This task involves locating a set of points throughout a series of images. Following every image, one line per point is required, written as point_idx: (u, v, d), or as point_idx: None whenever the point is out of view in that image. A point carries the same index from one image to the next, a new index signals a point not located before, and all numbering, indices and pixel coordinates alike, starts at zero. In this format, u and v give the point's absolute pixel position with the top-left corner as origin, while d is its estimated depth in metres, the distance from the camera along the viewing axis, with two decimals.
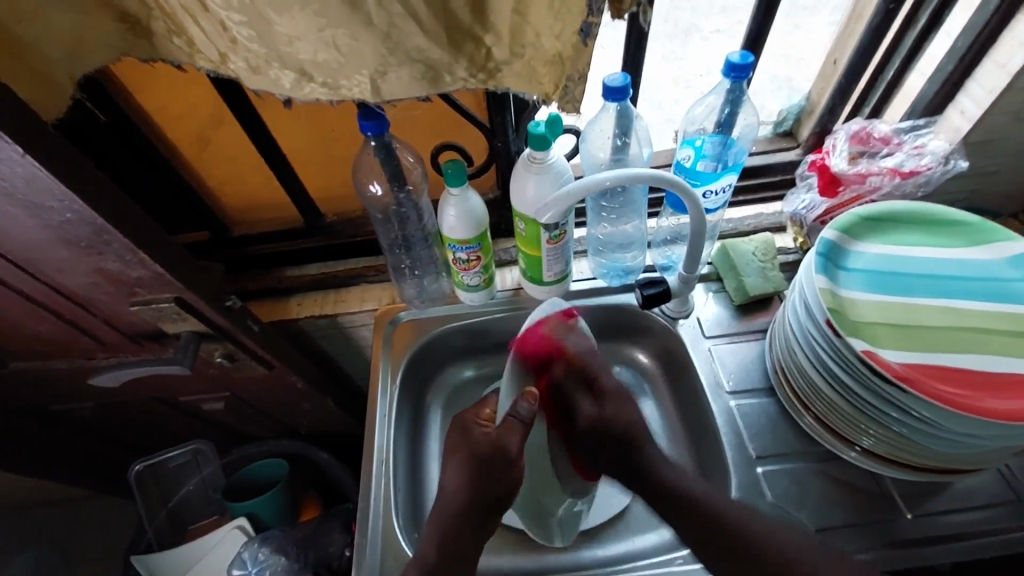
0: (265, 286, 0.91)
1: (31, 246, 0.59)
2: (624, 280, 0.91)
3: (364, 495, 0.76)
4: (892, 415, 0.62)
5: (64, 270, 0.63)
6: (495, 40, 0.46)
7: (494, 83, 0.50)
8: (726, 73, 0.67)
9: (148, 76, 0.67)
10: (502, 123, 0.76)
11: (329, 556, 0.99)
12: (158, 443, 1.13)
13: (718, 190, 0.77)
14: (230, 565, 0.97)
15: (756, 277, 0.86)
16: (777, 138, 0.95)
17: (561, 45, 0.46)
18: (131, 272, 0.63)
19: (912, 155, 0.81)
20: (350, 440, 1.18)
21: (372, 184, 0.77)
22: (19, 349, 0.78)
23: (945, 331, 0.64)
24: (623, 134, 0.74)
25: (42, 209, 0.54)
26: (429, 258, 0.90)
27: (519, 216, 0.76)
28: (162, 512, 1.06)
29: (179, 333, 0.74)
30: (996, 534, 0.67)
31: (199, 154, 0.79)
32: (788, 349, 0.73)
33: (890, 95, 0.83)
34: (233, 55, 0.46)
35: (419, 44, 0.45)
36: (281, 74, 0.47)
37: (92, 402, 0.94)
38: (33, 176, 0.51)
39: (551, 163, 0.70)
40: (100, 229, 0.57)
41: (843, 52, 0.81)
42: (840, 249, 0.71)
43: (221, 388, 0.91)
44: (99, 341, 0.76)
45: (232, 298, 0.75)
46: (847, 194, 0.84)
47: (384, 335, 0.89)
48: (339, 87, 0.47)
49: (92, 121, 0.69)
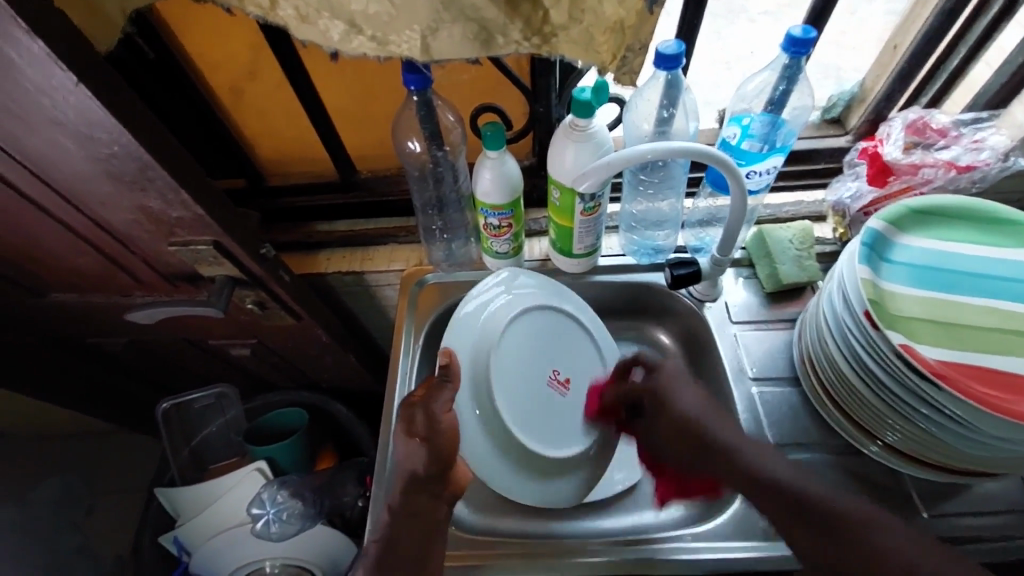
0: (294, 239, 0.92)
1: (75, 179, 0.60)
2: (653, 259, 0.90)
3: (382, 450, 0.77)
4: (923, 413, 0.60)
5: (106, 204, 0.64)
6: (554, 2, 0.45)
7: (548, 50, 0.48)
8: (786, 48, 0.64)
9: (194, 15, 0.66)
10: (546, 86, 0.74)
11: (343, 505, 1.04)
12: (183, 384, 1.17)
13: (762, 171, 0.76)
14: (248, 504, 1.00)
15: (791, 265, 0.84)
16: (824, 125, 0.92)
17: (624, 12, 0.46)
18: (171, 211, 0.64)
19: (969, 149, 0.77)
20: (368, 397, 1.21)
21: (410, 140, 0.76)
22: (59, 281, 0.80)
23: (987, 332, 0.63)
24: (669, 106, 0.72)
25: (90, 141, 0.55)
26: (460, 221, 0.90)
27: (555, 184, 0.75)
28: (184, 450, 1.10)
29: (213, 276, 0.75)
30: (1011, 539, 0.67)
31: (239, 101, 0.78)
32: (819, 339, 0.71)
33: (953, 85, 0.79)
34: (284, 1, 0.45)
35: (475, 1, 0.44)
36: (331, 24, 0.46)
37: (124, 338, 0.97)
38: (83, 106, 0.51)
39: (593, 131, 0.69)
40: (145, 165, 0.58)
41: (905, 38, 0.77)
42: (885, 240, 0.69)
43: (248, 335, 0.93)
44: (135, 280, 0.78)
45: (266, 247, 0.76)
46: (897, 185, 0.81)
47: (410, 296, 0.89)
48: (388, 42, 0.46)
49: (139, 58, 0.68)
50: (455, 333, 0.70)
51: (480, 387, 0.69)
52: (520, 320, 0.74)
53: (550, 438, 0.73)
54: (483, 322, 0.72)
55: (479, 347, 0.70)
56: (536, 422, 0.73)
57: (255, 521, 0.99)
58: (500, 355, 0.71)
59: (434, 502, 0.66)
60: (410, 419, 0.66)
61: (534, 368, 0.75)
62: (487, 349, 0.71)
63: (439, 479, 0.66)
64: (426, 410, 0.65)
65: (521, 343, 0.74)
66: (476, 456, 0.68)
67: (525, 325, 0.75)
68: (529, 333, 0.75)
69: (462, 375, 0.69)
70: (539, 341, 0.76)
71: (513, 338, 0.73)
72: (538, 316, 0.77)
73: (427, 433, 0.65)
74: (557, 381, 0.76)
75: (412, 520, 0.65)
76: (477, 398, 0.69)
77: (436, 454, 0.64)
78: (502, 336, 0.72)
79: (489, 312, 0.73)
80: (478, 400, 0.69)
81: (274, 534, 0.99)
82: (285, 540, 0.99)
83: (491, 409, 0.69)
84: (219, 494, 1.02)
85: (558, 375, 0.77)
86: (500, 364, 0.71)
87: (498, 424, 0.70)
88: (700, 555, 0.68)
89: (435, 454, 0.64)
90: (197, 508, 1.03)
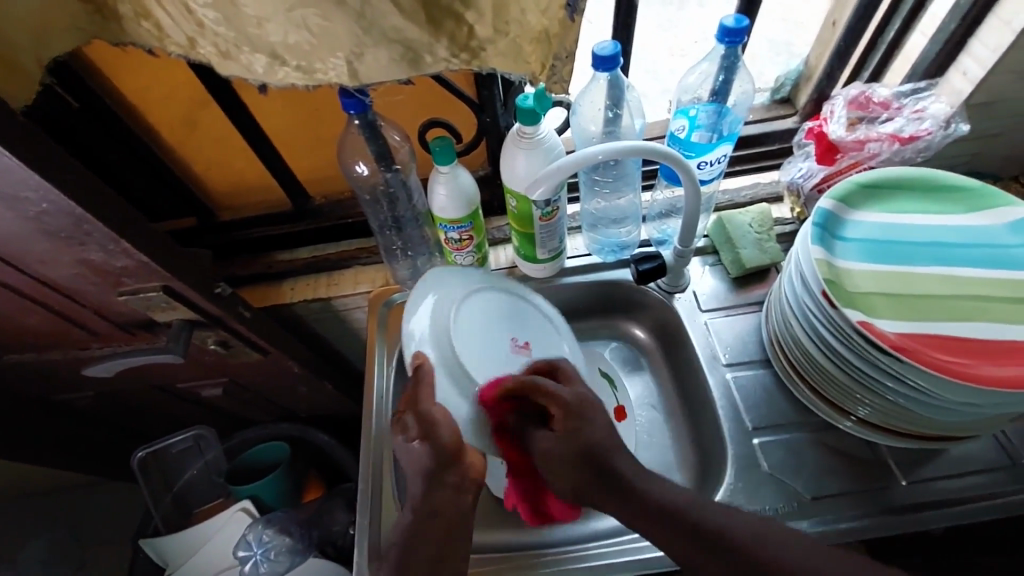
0: (254, 271, 0.90)
1: (7, 240, 0.58)
2: (619, 256, 0.90)
3: (365, 478, 0.76)
4: (888, 386, 0.61)
5: (44, 262, 0.62)
6: (477, 16, 0.44)
7: (477, 64, 0.47)
8: (720, 38, 0.64)
9: (119, 58, 0.64)
10: (490, 97, 0.73)
11: (333, 534, 1.02)
12: (160, 430, 1.14)
13: (713, 161, 0.76)
14: (235, 547, 0.98)
15: (753, 249, 0.85)
16: (774, 105, 0.92)
17: (548, 22, 0.46)
18: (115, 261, 0.62)
19: (912, 119, 0.78)
20: (351, 421, 1.19)
21: (358, 164, 0.75)
22: (10, 341, 0.78)
23: (943, 299, 0.64)
24: (614, 106, 0.72)
25: (16, 200, 0.53)
26: (421, 238, 0.89)
27: (511, 193, 0.75)
28: (167, 498, 1.07)
29: (170, 321, 0.73)
30: (989, 498, 0.68)
31: (180, 139, 0.77)
32: (785, 323, 0.72)
33: (891, 57, 0.80)
34: (202, 39, 0.44)
35: (395, 23, 0.43)
36: (252, 59, 0.45)
37: (90, 391, 0.94)
38: (4, 165, 0.49)
39: (541, 138, 0.69)
40: (79, 219, 0.56)
41: (841, 14, 0.78)
42: (837, 219, 0.70)
43: (216, 374, 0.91)
44: (89, 332, 0.76)
45: (222, 285, 0.74)
46: (845, 162, 0.82)
47: (378, 318, 0.87)
48: (314, 71, 0.45)
49: (67, 108, 0.66)
50: (414, 333, 0.66)
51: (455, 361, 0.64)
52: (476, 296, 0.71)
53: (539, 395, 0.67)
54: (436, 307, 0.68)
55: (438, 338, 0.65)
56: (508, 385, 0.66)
57: (243, 563, 0.97)
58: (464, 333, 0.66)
59: (456, 499, 0.60)
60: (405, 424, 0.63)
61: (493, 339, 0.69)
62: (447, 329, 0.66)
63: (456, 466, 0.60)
64: (417, 409, 0.62)
65: (475, 321, 0.68)
66: (441, 393, 0.63)
67: (473, 304, 0.70)
68: (482, 307, 0.70)
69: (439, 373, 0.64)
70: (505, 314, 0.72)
71: (474, 310, 0.69)
72: (481, 296, 0.71)
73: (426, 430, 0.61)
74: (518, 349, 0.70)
75: (432, 520, 0.59)
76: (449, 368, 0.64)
77: (440, 455, 0.60)
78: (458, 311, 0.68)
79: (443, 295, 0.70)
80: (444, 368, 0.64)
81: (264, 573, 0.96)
82: None
83: (454, 364, 0.64)
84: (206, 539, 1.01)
85: (519, 342, 0.71)
86: (463, 346, 0.65)
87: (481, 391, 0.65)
88: None
89: (445, 448, 0.61)
90: (184, 556, 1.01)
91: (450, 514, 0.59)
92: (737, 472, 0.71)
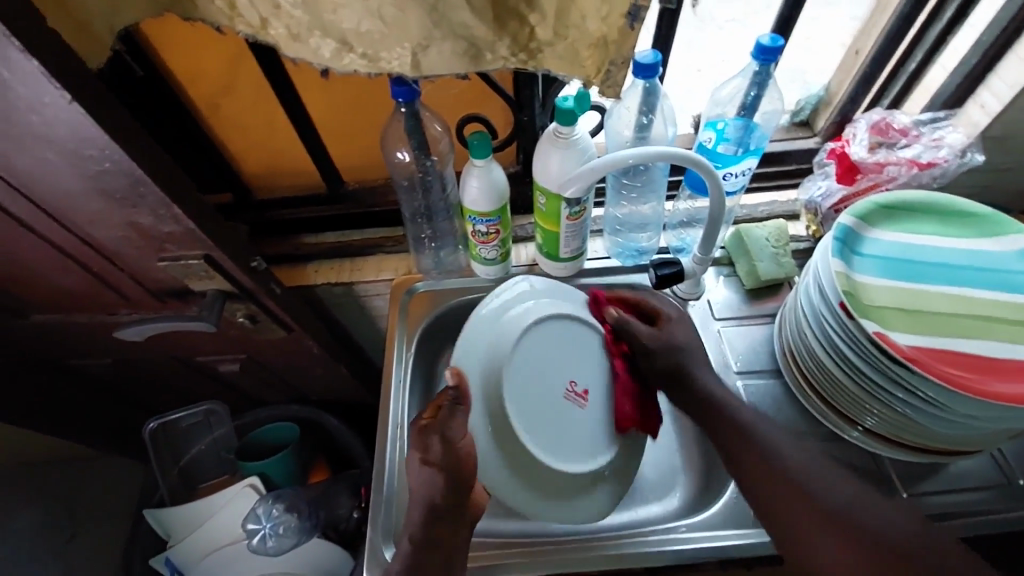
0: (282, 251, 0.92)
1: (64, 197, 0.60)
2: (637, 261, 0.93)
3: (380, 458, 0.78)
4: (899, 397, 0.64)
5: (94, 222, 0.64)
6: (539, 19, 0.47)
7: (534, 64, 0.51)
8: (756, 56, 0.68)
9: (181, 34, 0.67)
10: (529, 97, 0.76)
11: (338, 518, 1.04)
12: (170, 404, 1.16)
13: (738, 173, 0.79)
14: (244, 519, 1.00)
15: (769, 262, 0.88)
16: (793, 128, 0.96)
17: (607, 28, 0.47)
18: (163, 227, 0.64)
19: (929, 147, 0.81)
20: (359, 408, 1.21)
21: (399, 151, 0.77)
22: (42, 300, 0.79)
23: (954, 318, 0.66)
24: (648, 112, 0.75)
25: (81, 158, 0.55)
26: (448, 230, 0.92)
27: (541, 190, 0.77)
28: (173, 469, 1.09)
29: (204, 291, 0.75)
30: (985, 514, 0.70)
31: (225, 118, 0.79)
32: (799, 333, 0.75)
33: (911, 87, 0.83)
34: (275, 21, 0.47)
35: (464, 19, 0.46)
36: (322, 43, 0.48)
37: (110, 358, 0.96)
38: (77, 123, 0.52)
39: (576, 139, 0.71)
40: (137, 181, 0.58)
41: (866, 43, 0.82)
42: (856, 235, 0.72)
43: (237, 349, 0.93)
44: (121, 297, 0.78)
45: (257, 260, 0.77)
46: (864, 182, 0.85)
47: (400, 304, 0.90)
48: (379, 59, 0.48)
49: (127, 76, 0.69)
50: (466, 346, 0.69)
51: (495, 383, 0.68)
52: (546, 325, 0.72)
53: (567, 455, 0.70)
54: (501, 323, 0.71)
55: (489, 366, 0.68)
56: (545, 435, 0.69)
57: (250, 536, 0.99)
58: (514, 368, 0.69)
59: (456, 528, 0.64)
60: (426, 446, 0.63)
61: (555, 376, 0.71)
62: (498, 358, 0.69)
63: (459, 507, 0.63)
64: (441, 436, 0.62)
65: (537, 356, 0.71)
66: (474, 424, 0.67)
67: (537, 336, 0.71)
68: (557, 340, 0.72)
69: (475, 397, 0.67)
70: (575, 352, 0.73)
71: (535, 343, 0.71)
72: (548, 329, 0.72)
73: (444, 463, 0.61)
74: (575, 394, 0.72)
75: (433, 547, 0.62)
76: (485, 389, 0.67)
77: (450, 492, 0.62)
78: (518, 342, 0.70)
79: (511, 314, 0.72)
80: (479, 392, 0.67)
81: (271, 549, 0.99)
82: (283, 554, 0.99)
83: (496, 391, 0.68)
84: (210, 513, 1.02)
85: (577, 387, 0.73)
86: (512, 385, 0.68)
87: (505, 430, 0.67)
88: (697, 544, 0.70)
89: (454, 487, 0.62)
90: (188, 527, 1.03)
91: (445, 546, 0.63)
92: None
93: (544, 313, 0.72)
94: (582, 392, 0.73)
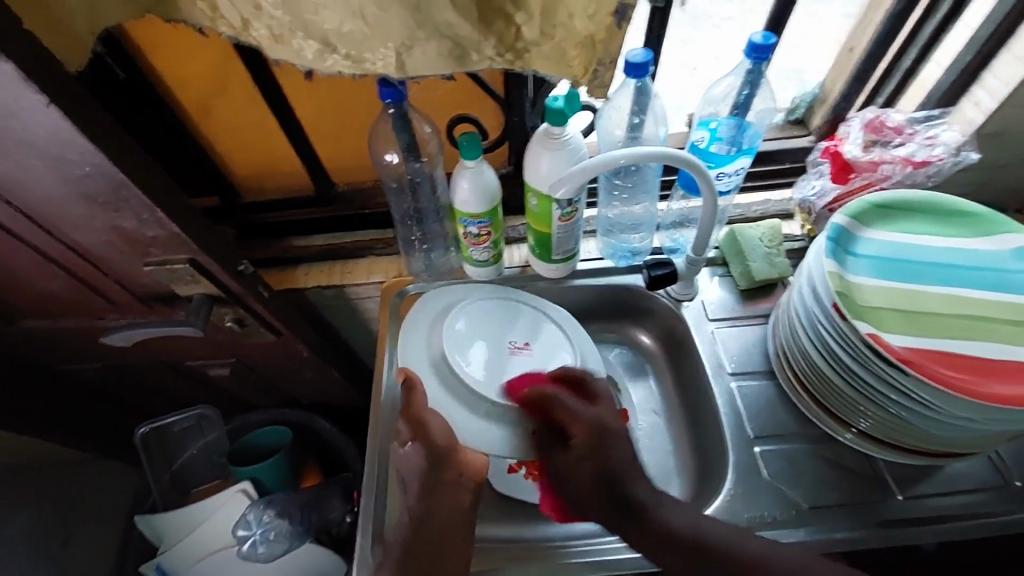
0: (271, 254, 0.92)
1: (45, 202, 0.59)
2: (630, 262, 0.91)
3: (371, 463, 0.76)
4: (893, 399, 0.63)
5: (76, 227, 0.63)
6: (525, 18, 0.46)
7: (521, 64, 0.49)
8: (747, 54, 0.67)
9: (164, 34, 0.65)
10: (519, 97, 0.76)
11: (330, 522, 1.03)
12: (161, 408, 1.15)
13: (732, 172, 0.78)
14: (234, 526, 0.99)
15: (762, 262, 0.87)
16: (788, 126, 0.95)
17: (594, 27, 0.46)
18: (147, 231, 0.63)
19: (924, 145, 0.81)
20: (352, 411, 1.20)
21: (388, 153, 0.76)
22: (27, 306, 0.78)
23: (949, 318, 0.66)
24: (640, 112, 0.74)
25: (61, 162, 0.54)
26: (439, 232, 0.91)
27: (532, 192, 0.76)
28: (164, 475, 1.08)
29: (191, 295, 0.74)
30: (981, 517, 0.69)
31: (210, 120, 0.78)
32: (792, 333, 0.74)
33: (905, 85, 0.82)
34: (256, 22, 0.46)
35: (448, 18, 0.45)
36: (304, 44, 0.47)
37: (99, 363, 0.95)
38: (56, 127, 0.51)
39: (567, 139, 0.70)
40: (119, 185, 0.57)
41: (859, 41, 0.81)
42: (849, 235, 0.72)
43: (227, 353, 0.92)
44: (108, 302, 0.77)
45: (244, 264, 0.76)
46: (858, 181, 0.85)
47: (391, 307, 0.88)
48: (362, 60, 0.47)
49: (111, 78, 0.68)
50: (407, 350, 0.72)
51: (436, 355, 0.71)
52: (469, 306, 0.77)
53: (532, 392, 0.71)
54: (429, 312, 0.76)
55: (431, 346, 0.72)
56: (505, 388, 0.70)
57: (241, 543, 0.98)
58: (451, 338, 0.72)
59: (455, 509, 0.62)
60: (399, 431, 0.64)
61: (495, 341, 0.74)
62: (433, 341, 0.72)
63: (449, 473, 0.62)
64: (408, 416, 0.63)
65: (473, 328, 0.74)
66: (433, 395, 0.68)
67: (468, 315, 0.75)
68: (486, 316, 0.76)
69: (428, 375, 0.69)
70: (506, 323, 0.77)
71: (464, 318, 0.75)
72: (477, 308, 0.77)
73: (416, 434, 0.62)
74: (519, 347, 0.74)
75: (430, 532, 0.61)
76: (432, 365, 0.70)
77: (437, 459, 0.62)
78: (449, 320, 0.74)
79: (436, 302, 0.77)
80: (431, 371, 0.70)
81: (261, 555, 0.98)
82: (274, 560, 0.98)
83: (442, 361, 0.70)
84: (200, 520, 1.01)
85: (518, 343, 0.75)
86: (456, 348, 0.71)
87: (462, 386, 0.69)
88: None
89: (435, 460, 0.61)
90: (179, 532, 1.02)
91: (448, 519, 0.61)
92: (737, 478, 0.73)
93: (467, 299, 0.77)
94: (525, 345, 0.75)
